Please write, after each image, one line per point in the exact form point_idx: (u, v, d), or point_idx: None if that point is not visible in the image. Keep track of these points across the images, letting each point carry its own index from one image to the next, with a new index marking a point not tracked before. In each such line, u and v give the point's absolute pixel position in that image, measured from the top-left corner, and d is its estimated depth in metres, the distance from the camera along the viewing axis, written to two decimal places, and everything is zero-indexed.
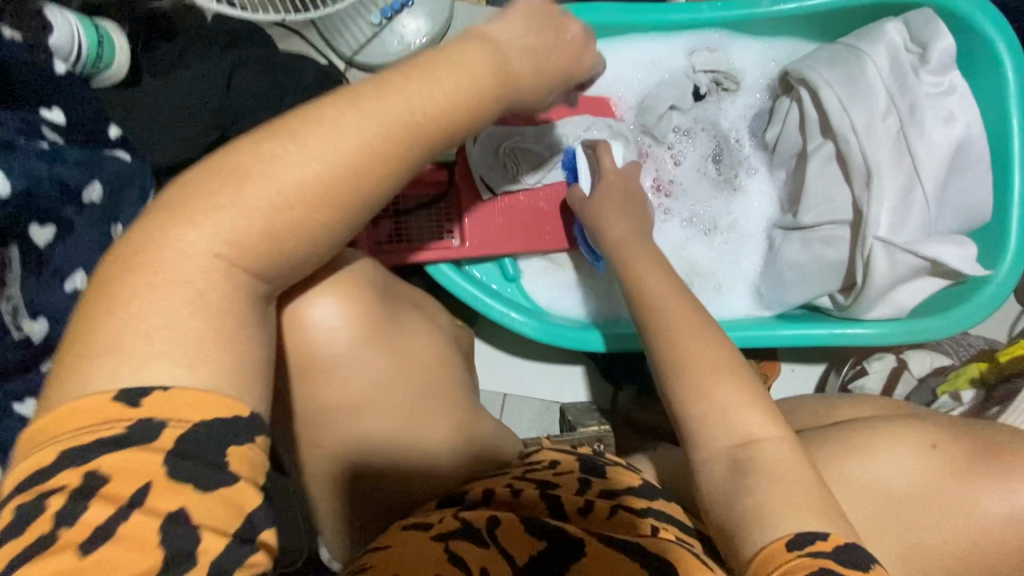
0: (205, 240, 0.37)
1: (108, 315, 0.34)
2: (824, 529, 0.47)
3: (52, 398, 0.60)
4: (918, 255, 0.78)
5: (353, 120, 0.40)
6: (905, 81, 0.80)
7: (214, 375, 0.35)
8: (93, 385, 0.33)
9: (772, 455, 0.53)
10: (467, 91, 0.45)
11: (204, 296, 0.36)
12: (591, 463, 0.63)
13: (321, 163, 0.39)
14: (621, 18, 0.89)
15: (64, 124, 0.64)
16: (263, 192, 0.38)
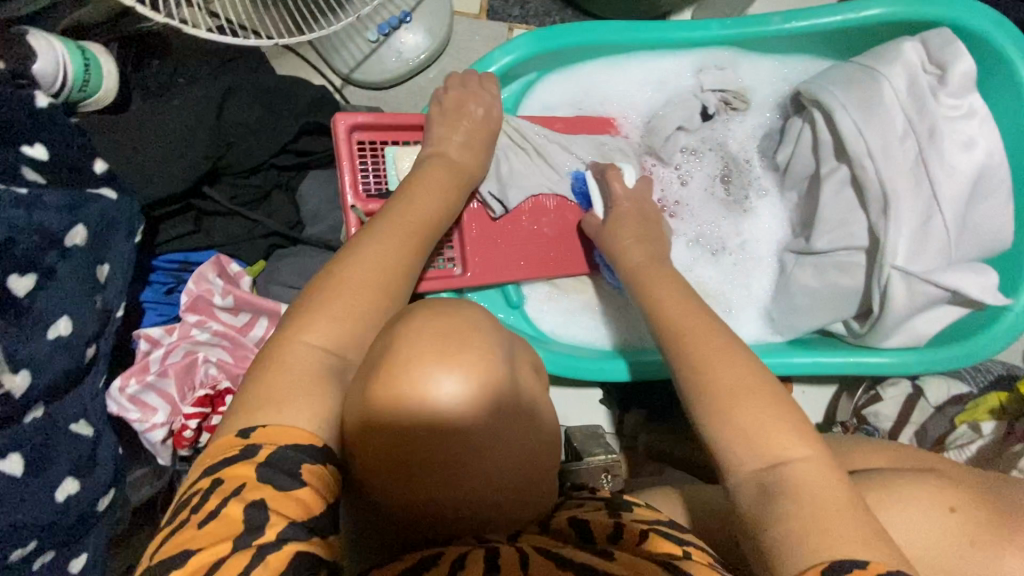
0: (306, 343, 0.49)
1: (240, 398, 0.47)
2: (863, 557, 0.43)
3: (36, 448, 0.58)
4: (938, 286, 0.75)
5: (378, 244, 0.58)
6: (923, 104, 0.77)
7: (311, 418, 0.46)
8: (224, 435, 0.45)
9: (809, 480, 0.48)
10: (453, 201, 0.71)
11: (304, 373, 0.48)
12: (617, 501, 0.57)
13: (369, 274, 0.55)
14: (627, 36, 0.86)
15: (46, 160, 0.61)
16: (338, 303, 0.52)
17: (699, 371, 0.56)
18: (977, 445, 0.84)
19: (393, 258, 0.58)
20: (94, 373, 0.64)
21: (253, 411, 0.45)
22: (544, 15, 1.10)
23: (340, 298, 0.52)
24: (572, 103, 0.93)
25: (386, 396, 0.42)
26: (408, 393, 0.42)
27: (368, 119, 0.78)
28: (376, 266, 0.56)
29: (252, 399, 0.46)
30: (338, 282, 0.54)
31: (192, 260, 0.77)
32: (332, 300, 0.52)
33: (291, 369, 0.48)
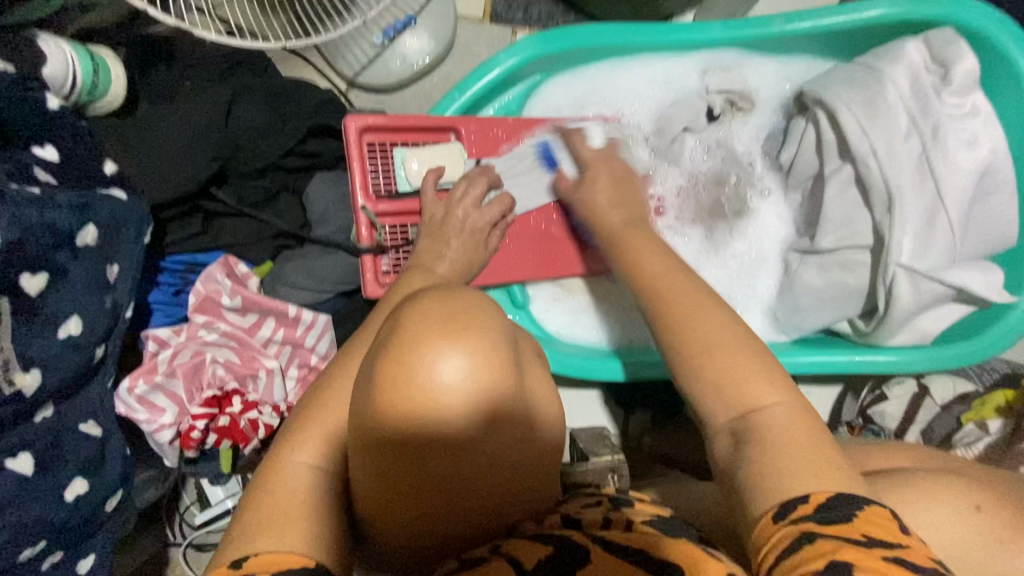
0: (299, 464, 0.51)
1: (244, 518, 0.48)
2: (803, 491, 0.44)
3: (47, 446, 0.58)
4: (943, 283, 0.76)
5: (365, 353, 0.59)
6: (927, 103, 0.78)
7: (302, 539, 0.46)
8: (226, 558, 0.45)
9: (774, 423, 0.49)
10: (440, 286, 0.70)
11: (300, 489, 0.50)
12: (621, 498, 0.59)
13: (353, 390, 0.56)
14: (631, 39, 0.87)
15: (56, 161, 0.61)
16: (325, 425, 0.54)
17: None
18: (984, 443, 0.84)
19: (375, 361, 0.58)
20: (101, 375, 0.65)
21: (248, 539, 0.46)
22: (547, 18, 1.11)
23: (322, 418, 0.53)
24: (577, 105, 0.94)
25: (402, 394, 0.44)
26: (411, 393, 0.44)
27: (377, 121, 0.78)
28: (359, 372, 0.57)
29: (246, 532, 0.46)
30: (321, 404, 0.55)
31: (199, 260, 0.77)
32: (320, 418, 0.54)
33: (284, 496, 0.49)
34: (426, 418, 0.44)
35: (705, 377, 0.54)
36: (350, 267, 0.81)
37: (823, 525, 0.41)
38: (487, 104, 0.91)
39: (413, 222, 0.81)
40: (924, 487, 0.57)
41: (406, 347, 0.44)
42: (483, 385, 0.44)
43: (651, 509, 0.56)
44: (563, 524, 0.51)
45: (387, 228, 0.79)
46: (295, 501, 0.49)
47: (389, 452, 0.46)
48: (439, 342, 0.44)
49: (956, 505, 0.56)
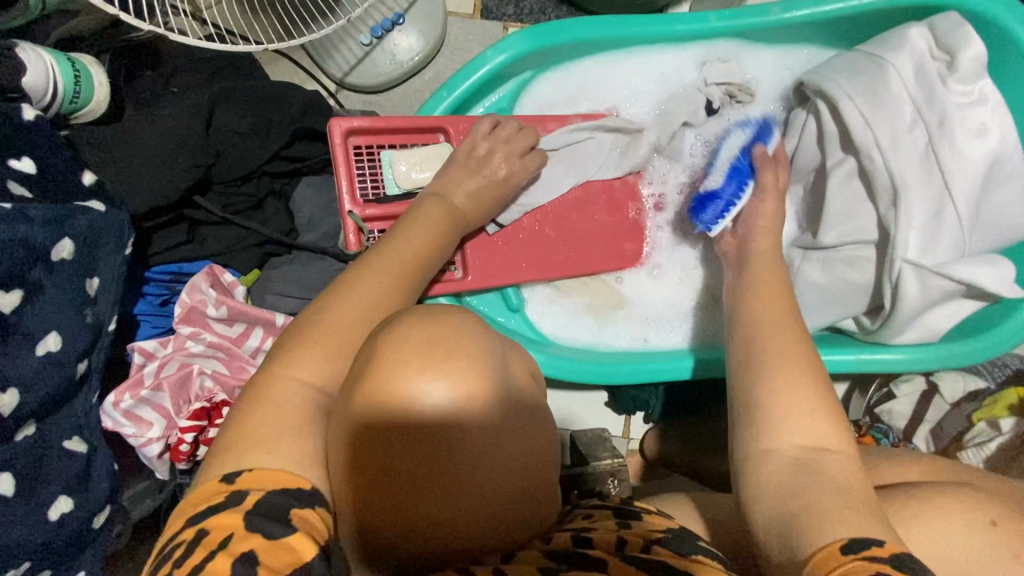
0: (294, 381, 0.49)
1: (232, 431, 0.46)
2: (877, 536, 0.43)
3: (28, 465, 0.57)
4: (951, 279, 0.73)
5: (368, 282, 0.58)
6: (933, 90, 0.74)
7: (295, 458, 0.45)
8: (212, 474, 0.44)
9: (842, 469, 0.49)
10: (445, 229, 0.69)
11: (291, 410, 0.47)
12: (626, 510, 0.58)
13: (352, 312, 0.54)
14: (624, 32, 0.84)
15: (34, 173, 0.60)
16: (323, 345, 0.51)
17: None
18: (996, 443, 0.82)
19: (380, 292, 0.58)
20: (87, 389, 0.63)
21: (234, 456, 0.44)
22: (538, 12, 1.08)
23: (320, 340, 0.52)
24: (570, 101, 0.91)
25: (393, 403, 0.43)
26: (385, 405, 0.43)
27: (364, 123, 0.76)
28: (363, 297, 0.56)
29: (229, 449, 0.45)
30: (314, 325, 0.53)
31: (185, 270, 0.76)
32: (314, 337, 0.52)
33: (274, 413, 0.47)
34: (398, 431, 0.42)
35: (789, 402, 0.53)
36: (338, 273, 0.79)
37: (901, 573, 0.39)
38: (477, 103, 0.89)
39: None
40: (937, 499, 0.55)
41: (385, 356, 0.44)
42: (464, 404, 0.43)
43: (660, 521, 0.55)
44: (576, 545, 0.50)
45: (376, 232, 0.77)
46: (285, 421, 0.47)
47: (377, 459, 0.43)
48: (417, 365, 0.43)
49: (972, 521, 0.54)
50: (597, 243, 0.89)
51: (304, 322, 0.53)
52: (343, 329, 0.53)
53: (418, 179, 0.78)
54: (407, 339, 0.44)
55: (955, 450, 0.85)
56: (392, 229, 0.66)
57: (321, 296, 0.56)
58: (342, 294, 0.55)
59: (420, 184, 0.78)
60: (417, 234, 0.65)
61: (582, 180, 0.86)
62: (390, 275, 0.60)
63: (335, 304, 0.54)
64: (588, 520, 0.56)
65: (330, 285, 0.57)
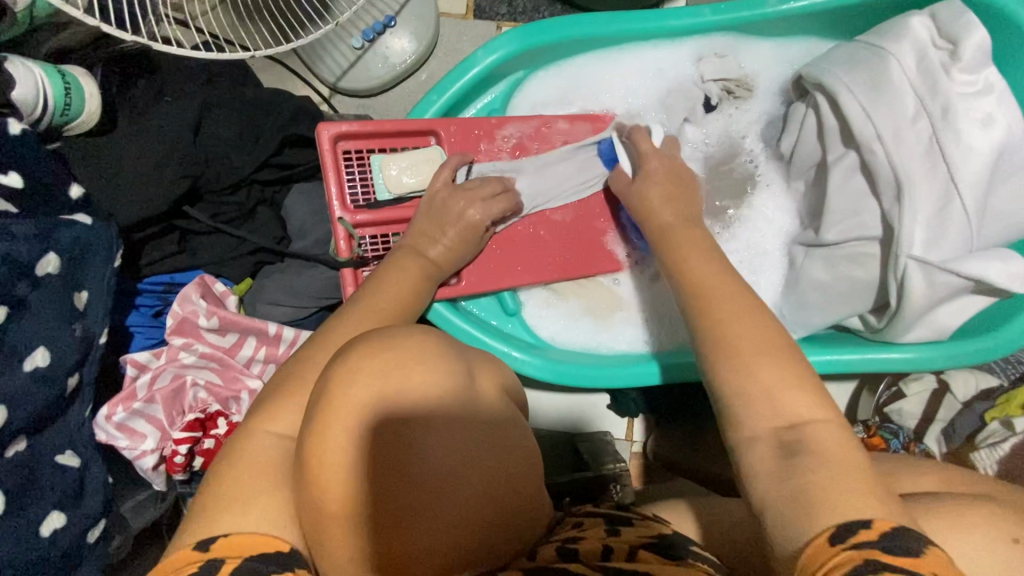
0: (266, 438, 0.48)
1: (209, 496, 0.45)
2: (863, 517, 0.41)
3: (19, 483, 0.57)
4: (960, 275, 0.70)
5: (341, 333, 0.58)
6: (935, 81, 0.72)
7: (270, 517, 0.43)
8: (182, 544, 0.41)
9: (825, 441, 0.47)
10: (417, 275, 0.69)
11: (265, 464, 0.46)
12: (617, 517, 0.57)
13: (325, 362, 0.55)
14: (617, 28, 0.82)
15: (21, 187, 0.58)
16: (294, 398, 0.51)
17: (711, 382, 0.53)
18: (1010, 443, 0.79)
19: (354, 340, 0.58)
20: (81, 401, 0.63)
21: (209, 522, 0.42)
22: (532, 11, 1.07)
23: (289, 395, 0.51)
24: (564, 101, 0.90)
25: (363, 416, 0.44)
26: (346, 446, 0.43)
27: (353, 128, 0.75)
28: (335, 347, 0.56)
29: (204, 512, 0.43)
30: (288, 380, 0.53)
31: (178, 279, 0.76)
32: (284, 393, 0.51)
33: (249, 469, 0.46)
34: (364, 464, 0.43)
35: (751, 391, 0.51)
36: (332, 280, 0.78)
37: (891, 555, 0.38)
38: (469, 105, 0.88)
39: (396, 232, 0.78)
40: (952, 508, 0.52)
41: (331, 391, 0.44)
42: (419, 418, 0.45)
43: (653, 528, 0.55)
44: (560, 557, 0.49)
45: (367, 238, 0.76)
46: (261, 476, 0.45)
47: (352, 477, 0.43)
48: (376, 381, 0.44)
49: None
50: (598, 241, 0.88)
51: (280, 379, 0.54)
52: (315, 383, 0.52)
53: (408, 184, 0.77)
54: (357, 367, 0.45)
55: (967, 452, 0.83)
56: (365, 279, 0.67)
57: (297, 353, 0.57)
58: (316, 347, 0.56)
59: (410, 189, 0.77)
60: (389, 282, 0.66)
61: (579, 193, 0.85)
62: (363, 324, 0.60)
63: (309, 357, 0.55)
64: (576, 529, 0.55)
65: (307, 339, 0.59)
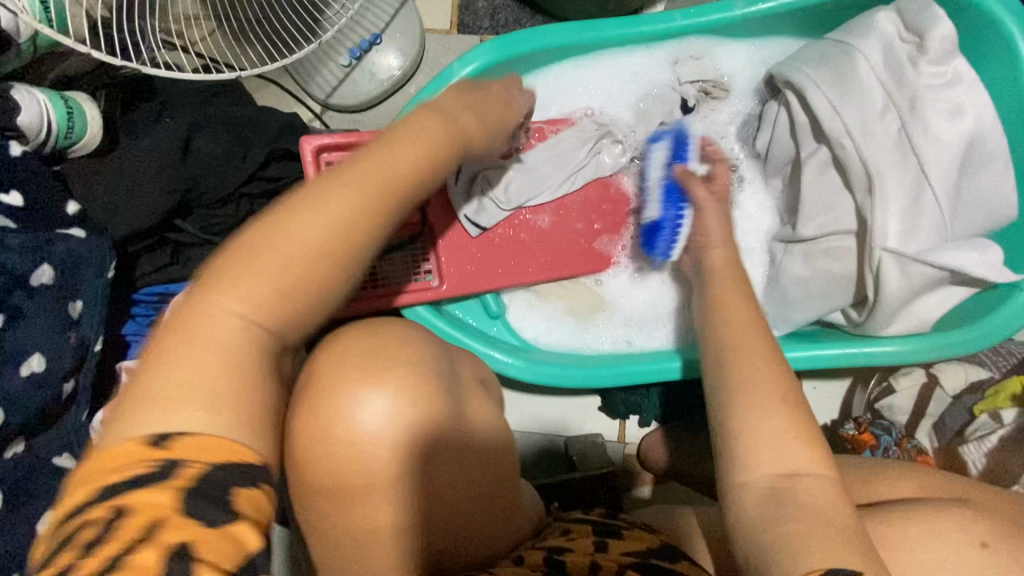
0: (228, 311, 0.37)
1: (152, 374, 0.35)
2: (852, 567, 0.42)
3: (15, 482, 0.61)
4: (933, 266, 0.70)
5: (342, 197, 0.40)
6: (902, 75, 0.72)
7: (230, 424, 0.35)
8: (125, 435, 0.33)
9: (816, 495, 0.46)
10: (436, 152, 0.47)
11: (231, 349, 0.37)
12: (604, 526, 0.57)
13: (316, 229, 0.39)
14: (590, 36, 0.84)
15: (21, 206, 0.64)
16: (268, 263, 0.38)
17: None
18: (997, 435, 0.77)
19: (347, 213, 0.40)
20: (76, 407, 0.66)
21: (135, 411, 0.34)
22: (514, 24, 1.10)
23: (266, 255, 0.38)
24: (543, 107, 0.92)
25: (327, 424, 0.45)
26: (372, 444, 0.46)
27: (335, 140, 0.78)
28: (330, 215, 0.39)
29: (143, 396, 0.35)
30: (265, 233, 0.39)
31: (170, 290, 0.79)
32: (253, 254, 0.38)
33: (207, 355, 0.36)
34: (389, 465, 0.46)
35: (748, 435, 0.49)
36: None
37: None
38: None
39: None
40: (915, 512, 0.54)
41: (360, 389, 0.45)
42: (405, 436, 0.46)
43: (642, 539, 0.55)
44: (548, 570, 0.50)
45: None
46: (222, 369, 0.36)
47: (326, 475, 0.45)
48: (358, 384, 0.46)
49: (965, 547, 0.52)
50: (579, 243, 0.89)
51: (252, 232, 0.39)
52: (297, 252, 0.38)
53: None
54: (400, 380, 0.47)
55: (956, 446, 0.81)
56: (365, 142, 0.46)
57: (280, 201, 0.41)
58: (304, 202, 0.40)
59: None
60: (399, 150, 0.45)
61: (558, 197, 0.87)
62: (371, 198, 0.41)
63: (298, 210, 0.39)
64: (564, 537, 0.55)
65: (296, 188, 0.41)
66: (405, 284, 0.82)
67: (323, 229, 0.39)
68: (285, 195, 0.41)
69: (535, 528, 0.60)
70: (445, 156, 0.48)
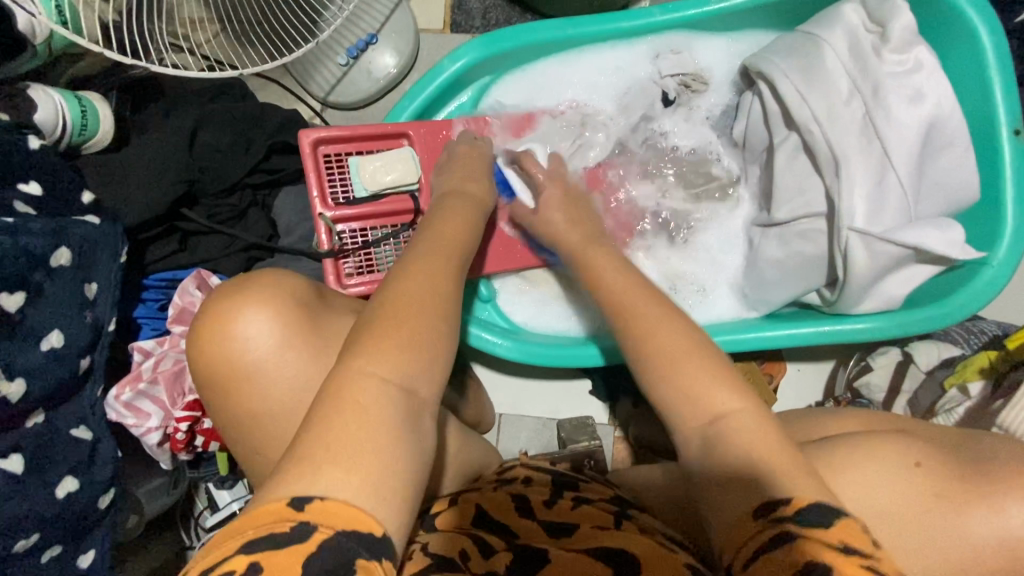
0: (372, 376, 0.48)
1: (296, 463, 0.43)
2: (785, 495, 0.47)
3: (37, 449, 0.65)
4: (897, 244, 0.74)
5: (433, 259, 0.58)
6: (866, 63, 0.76)
7: (366, 483, 0.44)
8: (275, 494, 0.42)
9: (743, 429, 0.52)
10: (471, 216, 0.69)
11: (377, 409, 0.47)
12: (565, 479, 0.74)
13: (416, 291, 0.53)
14: (573, 32, 0.89)
15: (40, 195, 0.68)
16: (392, 340, 0.49)
17: (643, 343, 0.57)
18: (963, 408, 0.82)
19: (438, 269, 0.57)
20: (92, 383, 0.72)
21: (302, 477, 0.43)
22: (504, 23, 1.15)
23: (388, 332, 0.50)
24: (530, 101, 0.96)
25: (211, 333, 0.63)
26: (266, 354, 0.63)
27: (331, 133, 0.83)
28: (422, 280, 0.55)
29: (304, 461, 0.43)
30: (383, 314, 0.51)
31: (180, 276, 0.85)
32: (384, 325, 0.50)
33: (348, 416, 0.46)
34: (281, 368, 0.63)
35: (683, 386, 0.54)
36: (316, 273, 0.87)
37: (804, 528, 0.45)
38: (440, 109, 0.95)
39: (374, 225, 0.86)
40: (875, 455, 0.56)
41: (247, 311, 0.63)
42: (267, 340, 0.63)
43: (597, 495, 0.71)
44: (515, 506, 0.66)
45: (346, 231, 0.84)
46: (374, 426, 0.46)
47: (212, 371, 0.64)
48: (238, 307, 0.63)
49: (911, 477, 0.55)
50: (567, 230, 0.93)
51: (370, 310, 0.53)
52: (412, 315, 0.51)
53: (385, 181, 0.83)
54: (272, 302, 0.64)
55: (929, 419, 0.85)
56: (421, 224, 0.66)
57: (385, 279, 0.56)
58: (399, 276, 0.55)
59: (387, 185, 0.83)
60: (448, 221, 0.66)
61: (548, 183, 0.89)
62: (447, 253, 0.60)
63: (397, 280, 0.55)
64: (524, 485, 0.72)
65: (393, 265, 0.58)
66: None
67: (426, 285, 0.54)
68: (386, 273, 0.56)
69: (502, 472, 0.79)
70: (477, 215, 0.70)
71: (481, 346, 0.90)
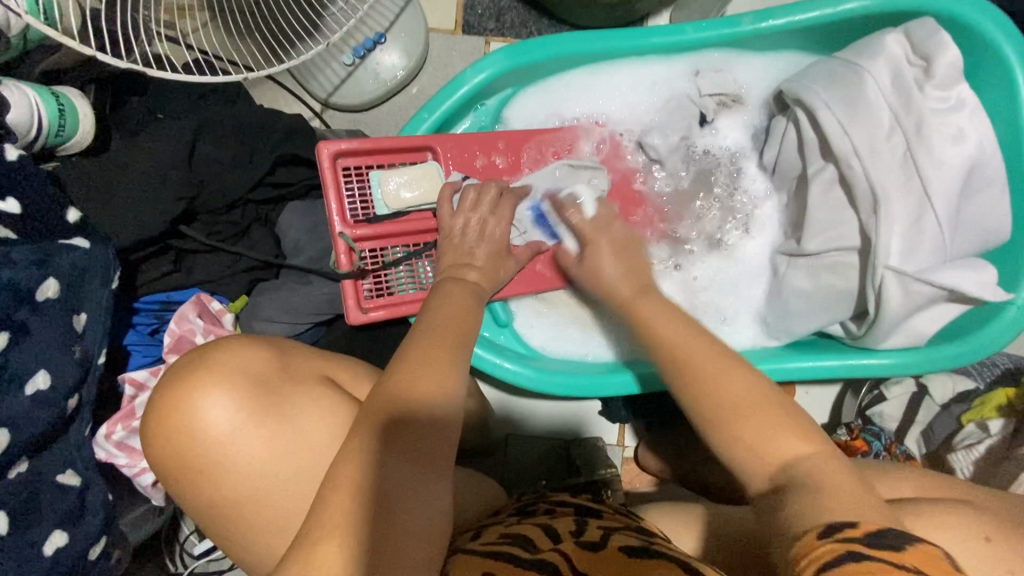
0: (382, 460, 0.50)
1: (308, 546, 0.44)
2: (849, 517, 0.43)
3: (22, 504, 0.58)
4: (934, 285, 0.73)
5: (438, 341, 0.59)
6: (910, 99, 0.75)
7: None
8: None
9: (817, 475, 0.49)
10: (473, 290, 0.69)
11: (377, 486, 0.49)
12: (586, 509, 0.67)
13: (426, 374, 0.55)
14: (606, 47, 0.84)
15: (17, 213, 0.60)
16: (402, 421, 0.52)
17: None
18: (984, 445, 0.83)
19: (446, 354, 0.58)
20: (79, 422, 0.65)
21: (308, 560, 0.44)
22: (520, 26, 1.08)
23: (394, 416, 0.52)
24: (554, 116, 0.91)
25: (170, 413, 0.58)
26: (227, 435, 0.58)
27: (352, 145, 0.76)
28: (427, 364, 0.56)
29: (303, 544, 0.45)
30: (391, 396, 0.53)
31: (174, 298, 0.78)
32: (389, 412, 0.52)
33: (338, 501, 0.48)
34: (245, 449, 0.58)
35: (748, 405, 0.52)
36: (325, 297, 0.81)
37: (875, 548, 0.39)
38: (459, 121, 0.89)
39: (391, 245, 0.80)
40: (936, 519, 0.55)
41: (202, 391, 0.58)
42: (230, 426, 0.58)
43: (620, 520, 0.64)
44: (543, 533, 0.60)
45: (367, 252, 0.78)
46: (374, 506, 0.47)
47: (170, 462, 0.59)
48: (197, 386, 0.58)
49: (979, 550, 0.53)
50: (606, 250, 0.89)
51: (378, 395, 0.54)
52: (420, 403, 0.53)
53: (407, 199, 0.77)
54: (230, 376, 0.59)
55: (945, 453, 0.87)
56: (426, 300, 0.66)
57: (394, 361, 0.57)
58: (411, 361, 0.56)
59: (409, 204, 0.78)
60: (449, 299, 0.65)
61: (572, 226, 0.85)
62: (449, 334, 0.60)
63: (409, 365, 0.55)
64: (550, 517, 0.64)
65: (399, 346, 0.59)
66: (413, 295, 0.80)
67: (437, 372, 0.55)
68: (393, 355, 0.58)
69: (521, 504, 0.71)
70: (478, 295, 0.68)
71: (501, 376, 0.84)
